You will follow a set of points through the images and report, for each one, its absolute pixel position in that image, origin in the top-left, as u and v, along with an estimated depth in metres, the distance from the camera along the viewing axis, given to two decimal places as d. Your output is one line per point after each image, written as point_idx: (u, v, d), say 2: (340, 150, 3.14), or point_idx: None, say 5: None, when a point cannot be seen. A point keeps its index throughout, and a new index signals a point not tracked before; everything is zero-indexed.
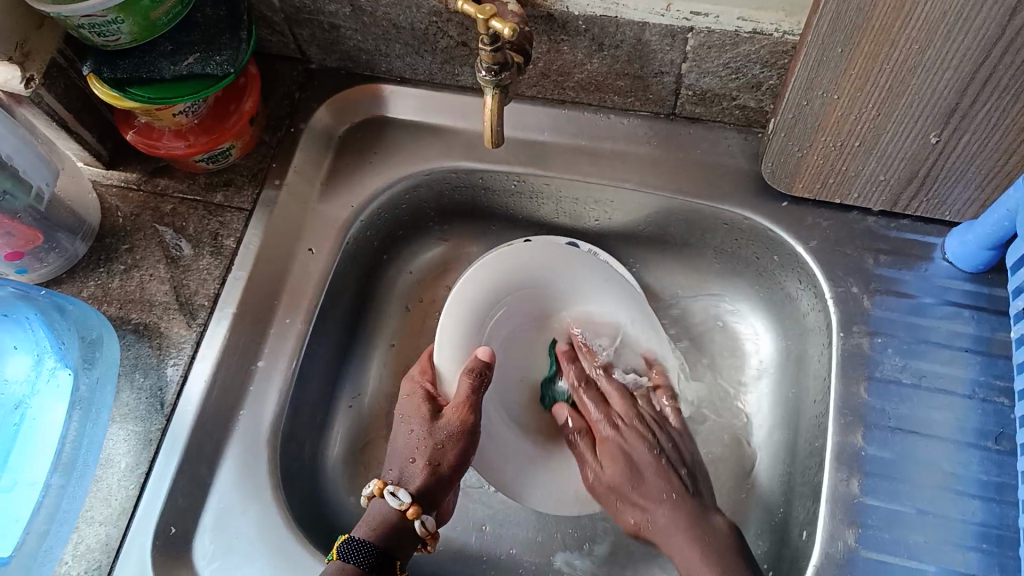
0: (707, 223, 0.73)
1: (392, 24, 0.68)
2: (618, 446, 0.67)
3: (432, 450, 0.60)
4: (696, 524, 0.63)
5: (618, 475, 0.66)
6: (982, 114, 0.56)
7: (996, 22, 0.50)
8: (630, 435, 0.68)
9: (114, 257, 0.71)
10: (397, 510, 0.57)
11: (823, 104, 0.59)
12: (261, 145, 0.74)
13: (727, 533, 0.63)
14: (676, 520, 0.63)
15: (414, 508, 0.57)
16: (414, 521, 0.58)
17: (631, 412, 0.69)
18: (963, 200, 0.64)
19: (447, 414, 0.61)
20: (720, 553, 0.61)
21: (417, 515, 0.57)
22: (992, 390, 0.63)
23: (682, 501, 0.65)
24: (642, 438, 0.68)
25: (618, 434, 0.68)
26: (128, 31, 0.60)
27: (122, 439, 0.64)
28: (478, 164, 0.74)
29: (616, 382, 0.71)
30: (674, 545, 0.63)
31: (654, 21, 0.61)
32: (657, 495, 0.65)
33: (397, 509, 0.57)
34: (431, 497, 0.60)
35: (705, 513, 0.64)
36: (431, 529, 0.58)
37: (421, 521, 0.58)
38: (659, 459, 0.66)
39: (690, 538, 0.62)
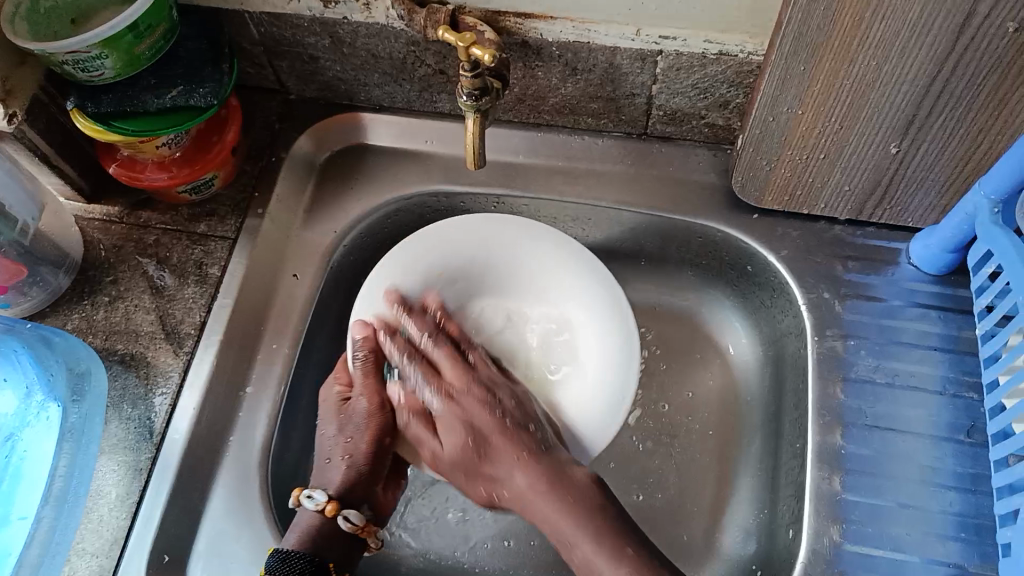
0: (682, 237, 0.76)
1: (371, 54, 0.70)
2: (455, 418, 0.59)
3: (346, 445, 0.62)
4: (554, 480, 0.56)
5: (459, 447, 0.58)
6: (937, 125, 0.60)
7: (947, 37, 0.53)
8: (471, 404, 0.60)
9: (98, 290, 0.71)
10: (316, 510, 0.59)
11: (788, 119, 0.62)
12: (243, 175, 0.76)
13: (590, 482, 0.57)
14: (538, 481, 0.56)
15: (331, 505, 0.59)
16: (337, 518, 0.59)
17: (468, 377, 0.61)
18: (924, 206, 0.67)
19: (358, 409, 0.63)
20: (574, 501, 0.55)
21: (336, 511, 0.59)
22: (961, 386, 0.66)
23: (532, 459, 0.57)
24: (483, 403, 0.60)
25: (454, 409, 0.60)
26: (112, 66, 0.61)
27: (112, 469, 0.64)
28: (458, 187, 0.76)
29: (445, 347, 0.63)
30: (541, 506, 0.56)
31: (625, 45, 0.64)
32: (505, 464, 0.57)
33: (315, 510, 0.59)
34: (354, 496, 0.61)
35: (562, 466, 0.57)
36: (358, 523, 0.59)
37: (343, 517, 0.59)
38: (506, 423, 0.59)
39: (549, 491, 0.56)
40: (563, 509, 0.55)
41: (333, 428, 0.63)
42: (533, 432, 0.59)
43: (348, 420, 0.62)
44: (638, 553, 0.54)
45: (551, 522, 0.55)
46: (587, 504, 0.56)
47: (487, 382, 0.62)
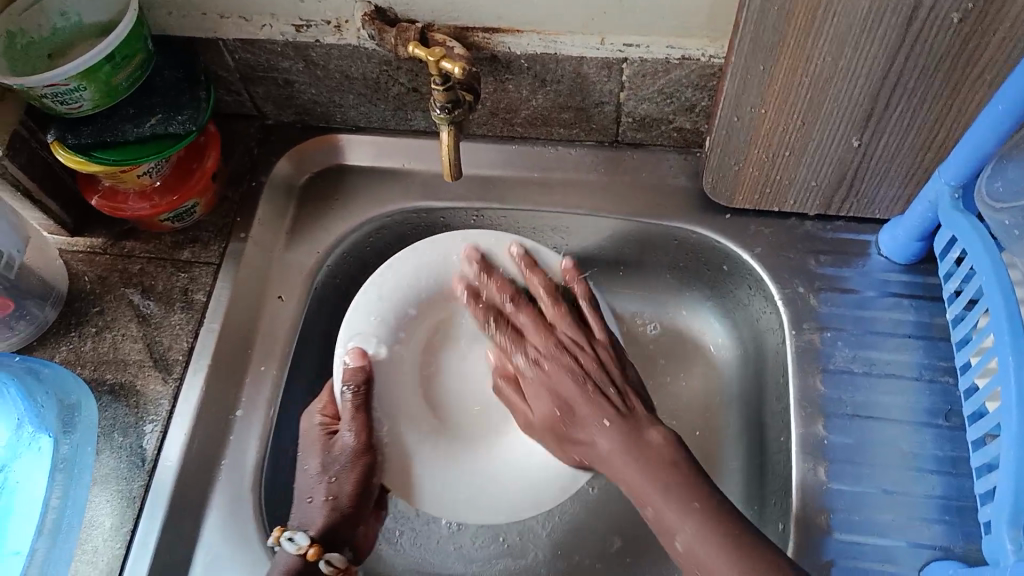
0: (658, 240, 0.77)
1: (344, 75, 0.71)
2: (541, 384, 0.64)
3: (330, 485, 0.61)
4: (632, 445, 0.59)
5: (548, 414, 0.64)
6: (894, 117, 0.62)
7: (897, 32, 0.55)
8: (556, 369, 0.64)
9: (85, 321, 0.72)
10: (296, 554, 0.58)
11: (752, 118, 0.64)
12: (224, 202, 0.77)
13: (664, 442, 0.59)
14: (616, 441, 0.60)
15: (314, 548, 0.58)
16: (318, 562, 0.58)
17: (552, 343, 0.65)
18: (889, 197, 0.69)
19: (342, 445, 0.62)
20: (653, 466, 0.57)
21: (319, 555, 0.58)
22: (936, 371, 0.68)
23: (610, 421, 0.61)
24: (568, 372, 0.64)
25: (543, 375, 0.65)
26: (91, 97, 0.63)
27: (105, 498, 0.65)
28: (436, 202, 0.77)
29: (526, 310, 0.67)
30: (631, 472, 0.58)
31: (590, 55, 0.66)
32: (640, 410, 0.62)
33: (296, 554, 0.58)
34: (336, 537, 0.61)
35: (641, 428, 0.60)
36: (339, 566, 0.59)
37: (326, 561, 0.58)
38: (588, 389, 0.62)
39: (625, 456, 0.59)
40: (647, 475, 0.57)
41: (316, 457, 0.62)
42: (638, 411, 0.62)
43: (334, 460, 0.62)
44: (706, 505, 0.55)
45: (631, 482, 0.58)
46: (663, 460, 0.58)
47: (557, 341, 0.65)
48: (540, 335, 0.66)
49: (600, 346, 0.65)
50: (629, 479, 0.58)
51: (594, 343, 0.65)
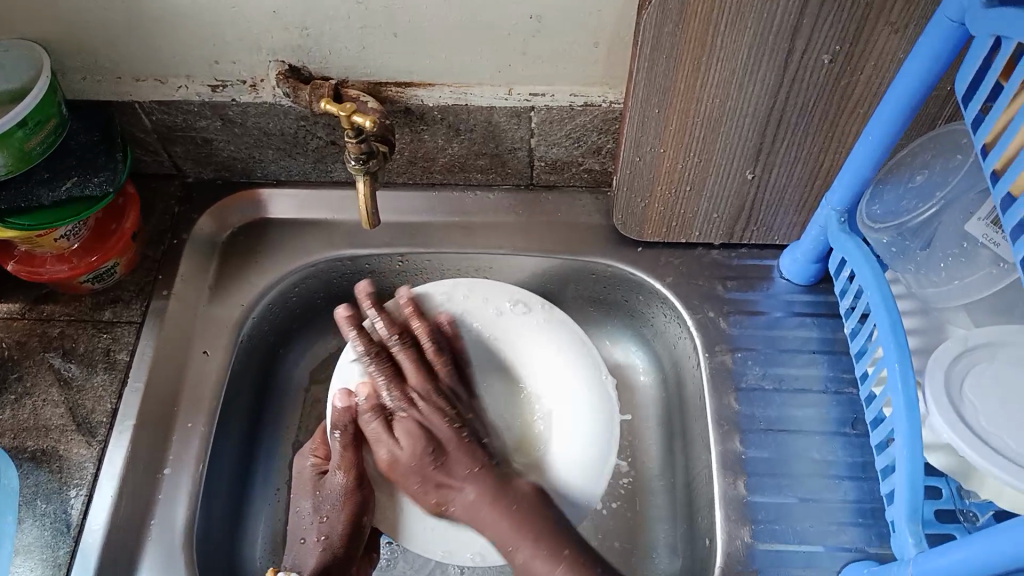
0: (577, 275, 0.81)
1: (262, 131, 0.73)
2: (410, 423, 0.65)
3: (321, 526, 0.66)
4: (495, 496, 0.63)
5: (416, 453, 0.64)
6: (782, 151, 0.67)
7: (774, 74, 0.60)
8: (428, 411, 0.66)
9: (3, 388, 0.71)
10: None
11: (654, 157, 0.69)
12: (146, 260, 0.77)
13: (528, 493, 0.64)
14: (483, 495, 0.63)
15: None
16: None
17: (426, 388, 0.67)
18: (786, 224, 0.75)
19: (333, 484, 0.66)
20: (521, 517, 0.62)
21: None
22: (841, 383, 0.72)
23: (481, 472, 0.65)
24: (437, 412, 0.67)
25: (415, 414, 0.66)
26: (4, 164, 0.62)
27: (27, 568, 0.63)
28: (360, 250, 0.79)
29: (406, 352, 0.68)
30: (488, 519, 0.63)
31: (499, 105, 0.69)
32: (460, 473, 0.65)
33: None
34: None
35: (508, 478, 0.65)
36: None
37: None
38: (463, 436, 0.66)
39: (496, 506, 0.63)
40: (516, 527, 0.62)
41: (308, 501, 0.68)
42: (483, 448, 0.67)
43: (323, 499, 0.66)
44: (574, 554, 0.61)
45: (491, 531, 0.63)
46: (531, 508, 0.63)
47: (439, 412, 0.67)
48: (399, 390, 0.67)
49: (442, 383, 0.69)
50: (495, 532, 0.62)
51: (433, 386, 0.68)
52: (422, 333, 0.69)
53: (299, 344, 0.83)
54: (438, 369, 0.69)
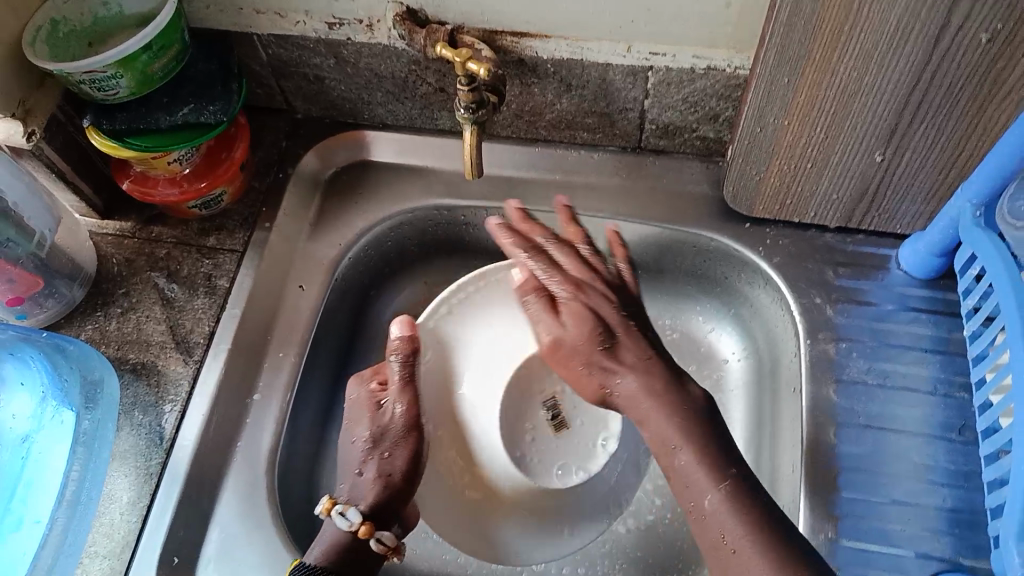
0: (676, 245, 0.78)
1: (374, 73, 0.73)
2: (580, 308, 0.64)
3: (381, 462, 0.67)
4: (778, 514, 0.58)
5: (586, 334, 0.63)
6: (919, 134, 0.62)
7: (923, 49, 0.56)
8: (595, 298, 0.65)
9: (112, 301, 0.74)
10: (348, 529, 0.63)
11: (776, 129, 0.65)
12: (252, 191, 0.78)
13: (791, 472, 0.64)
14: (648, 385, 0.61)
15: (364, 526, 0.63)
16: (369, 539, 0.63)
17: (586, 270, 0.66)
18: (911, 214, 0.69)
19: (397, 415, 0.69)
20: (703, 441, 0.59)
21: (369, 533, 0.63)
22: (951, 386, 0.67)
23: (654, 365, 0.62)
24: (605, 297, 0.65)
25: (579, 299, 0.64)
26: (127, 85, 0.64)
27: (122, 476, 0.66)
28: (459, 199, 0.78)
29: (567, 251, 0.67)
30: (657, 420, 0.60)
31: (616, 61, 0.67)
32: (629, 359, 0.63)
33: (347, 529, 0.63)
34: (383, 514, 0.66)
35: (681, 377, 0.63)
36: (389, 544, 0.63)
37: (376, 538, 0.63)
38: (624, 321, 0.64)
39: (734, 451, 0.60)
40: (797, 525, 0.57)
41: (365, 429, 0.69)
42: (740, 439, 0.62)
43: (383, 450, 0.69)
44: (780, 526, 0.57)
45: (654, 433, 0.60)
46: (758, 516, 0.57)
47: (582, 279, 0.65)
48: (551, 322, 0.64)
49: (608, 274, 0.66)
50: (652, 432, 0.60)
51: (592, 291, 0.65)
52: (552, 243, 0.67)
53: (390, 289, 0.84)
54: (542, 324, 0.65)
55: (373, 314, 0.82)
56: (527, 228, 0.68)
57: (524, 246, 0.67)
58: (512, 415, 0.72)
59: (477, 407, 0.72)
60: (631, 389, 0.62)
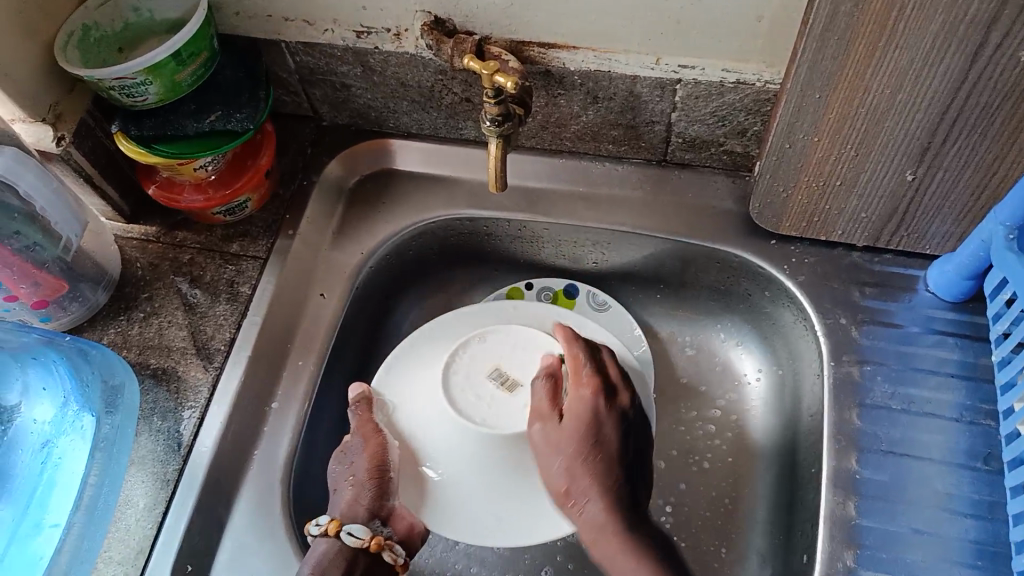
0: (699, 261, 0.77)
1: (400, 82, 0.72)
2: (581, 424, 0.66)
3: (351, 467, 0.65)
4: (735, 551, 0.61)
5: (585, 424, 0.66)
6: (952, 153, 0.61)
7: (959, 67, 0.55)
8: (585, 424, 0.66)
9: (134, 305, 0.74)
10: (321, 532, 0.61)
11: (805, 145, 0.64)
12: (276, 198, 0.78)
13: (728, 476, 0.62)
14: (609, 508, 0.64)
15: (331, 522, 0.61)
16: (380, 553, 0.61)
17: (586, 407, 0.66)
18: (941, 234, 0.68)
19: (358, 433, 0.66)
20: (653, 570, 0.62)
21: (339, 528, 0.61)
22: (977, 414, 0.66)
23: (607, 491, 0.65)
24: (592, 430, 0.66)
25: (581, 441, 0.65)
26: (156, 92, 0.64)
27: (140, 481, 0.66)
28: (482, 211, 0.78)
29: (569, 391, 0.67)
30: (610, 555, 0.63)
31: (644, 74, 0.66)
32: (608, 436, 0.66)
33: (321, 532, 0.61)
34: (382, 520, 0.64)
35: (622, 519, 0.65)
36: (403, 560, 0.62)
37: (348, 532, 0.61)
38: (609, 454, 0.66)
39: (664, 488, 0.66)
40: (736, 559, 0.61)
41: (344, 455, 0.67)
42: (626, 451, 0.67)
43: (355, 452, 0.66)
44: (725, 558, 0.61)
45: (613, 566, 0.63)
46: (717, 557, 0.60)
47: (594, 409, 0.67)
48: (551, 411, 0.66)
49: (586, 399, 0.67)
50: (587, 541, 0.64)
51: (597, 420, 0.66)
52: (591, 362, 0.69)
53: (410, 300, 0.83)
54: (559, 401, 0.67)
55: (392, 324, 0.82)
56: (571, 349, 0.69)
57: (579, 343, 0.70)
58: (463, 377, 0.68)
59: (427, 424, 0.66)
60: (596, 521, 0.64)
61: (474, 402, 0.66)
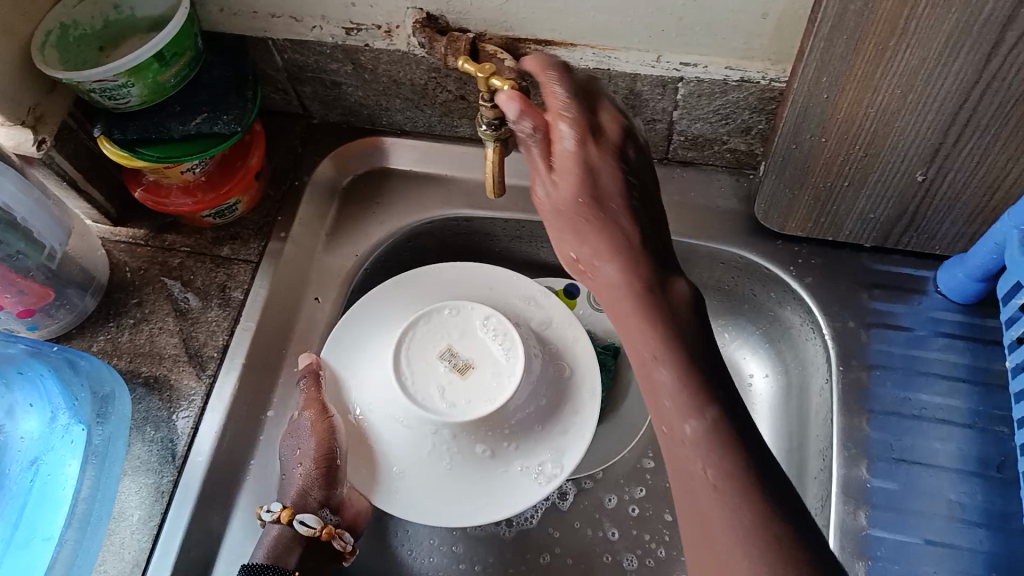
0: (703, 262, 0.75)
1: (393, 80, 0.70)
2: (572, 168, 0.54)
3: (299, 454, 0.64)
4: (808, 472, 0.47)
5: (617, 288, 0.53)
6: (964, 154, 0.59)
7: (974, 66, 0.52)
8: (605, 152, 0.54)
9: (124, 312, 0.72)
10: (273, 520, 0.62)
11: (812, 146, 0.61)
12: (267, 199, 0.76)
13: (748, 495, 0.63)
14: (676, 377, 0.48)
15: (285, 510, 0.62)
16: (295, 522, 0.62)
17: (579, 149, 0.54)
18: (951, 234, 0.66)
19: (303, 423, 0.65)
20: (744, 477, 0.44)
21: (292, 516, 0.62)
22: (990, 420, 0.64)
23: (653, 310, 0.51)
24: (591, 167, 0.54)
25: (568, 168, 0.54)
26: (138, 94, 0.62)
27: (134, 492, 0.65)
28: (478, 211, 0.76)
29: (569, 117, 0.54)
30: (631, 336, 0.51)
31: (645, 72, 0.64)
32: (606, 275, 0.54)
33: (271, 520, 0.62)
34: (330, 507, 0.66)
35: (661, 283, 0.52)
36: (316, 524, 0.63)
37: (299, 520, 0.62)
38: (628, 197, 0.55)
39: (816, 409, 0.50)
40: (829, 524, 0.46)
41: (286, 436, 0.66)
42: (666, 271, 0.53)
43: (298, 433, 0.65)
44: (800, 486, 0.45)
45: (633, 350, 0.51)
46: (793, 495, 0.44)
47: (586, 158, 0.54)
48: (546, 172, 0.55)
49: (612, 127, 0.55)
50: (633, 352, 0.51)
51: (602, 154, 0.54)
52: (569, 104, 0.54)
53: None
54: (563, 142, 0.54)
55: None
56: (547, 73, 0.54)
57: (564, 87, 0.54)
58: (410, 369, 0.64)
59: (386, 406, 0.64)
60: (671, 388, 0.48)
61: (428, 381, 0.64)
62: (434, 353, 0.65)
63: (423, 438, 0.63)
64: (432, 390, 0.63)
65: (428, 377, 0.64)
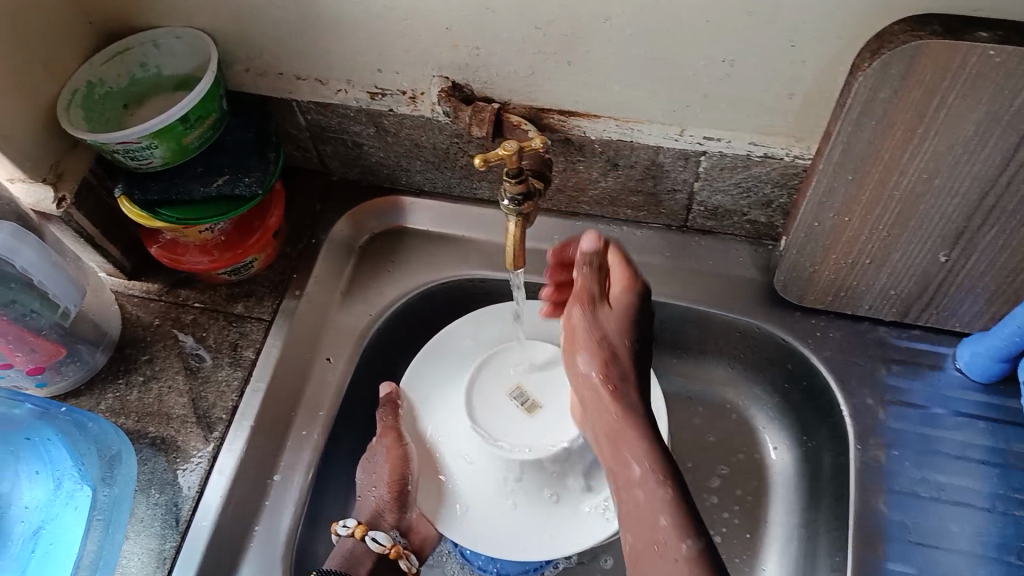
0: (720, 331, 0.74)
1: (414, 143, 0.70)
2: (593, 341, 0.54)
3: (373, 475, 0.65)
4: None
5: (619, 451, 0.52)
6: (988, 237, 0.58)
7: (1001, 153, 0.53)
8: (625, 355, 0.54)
9: (133, 369, 0.71)
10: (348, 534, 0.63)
11: (834, 224, 0.61)
12: (282, 257, 0.76)
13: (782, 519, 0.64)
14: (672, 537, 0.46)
15: (360, 526, 0.63)
16: (368, 539, 0.63)
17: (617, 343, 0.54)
18: (972, 312, 0.66)
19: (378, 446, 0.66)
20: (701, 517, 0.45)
21: (366, 532, 0.63)
22: (1010, 503, 0.63)
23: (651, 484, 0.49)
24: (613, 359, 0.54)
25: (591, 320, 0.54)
26: (161, 155, 0.62)
27: (136, 557, 0.63)
28: (495, 272, 0.75)
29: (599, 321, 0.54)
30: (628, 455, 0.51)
31: (668, 145, 0.64)
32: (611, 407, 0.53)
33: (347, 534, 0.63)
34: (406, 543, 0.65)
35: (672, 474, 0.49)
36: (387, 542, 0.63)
37: (372, 537, 0.63)
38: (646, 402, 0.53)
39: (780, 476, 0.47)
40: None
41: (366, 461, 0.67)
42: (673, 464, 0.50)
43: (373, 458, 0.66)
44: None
45: (620, 460, 0.52)
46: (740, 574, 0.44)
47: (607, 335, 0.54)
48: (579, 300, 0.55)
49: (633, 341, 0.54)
50: (614, 453, 0.52)
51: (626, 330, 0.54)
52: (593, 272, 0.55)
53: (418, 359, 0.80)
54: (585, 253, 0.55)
55: None
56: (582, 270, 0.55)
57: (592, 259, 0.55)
58: (479, 407, 0.64)
59: (455, 439, 0.64)
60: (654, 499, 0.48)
61: (497, 420, 0.63)
62: (505, 391, 0.64)
63: (489, 475, 0.62)
64: (499, 429, 0.62)
65: (497, 414, 0.63)
